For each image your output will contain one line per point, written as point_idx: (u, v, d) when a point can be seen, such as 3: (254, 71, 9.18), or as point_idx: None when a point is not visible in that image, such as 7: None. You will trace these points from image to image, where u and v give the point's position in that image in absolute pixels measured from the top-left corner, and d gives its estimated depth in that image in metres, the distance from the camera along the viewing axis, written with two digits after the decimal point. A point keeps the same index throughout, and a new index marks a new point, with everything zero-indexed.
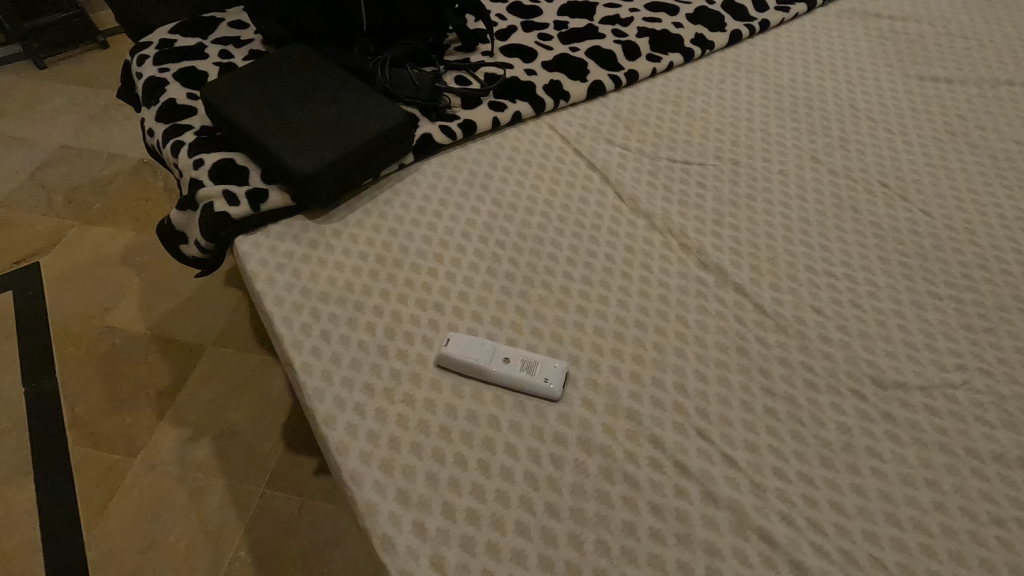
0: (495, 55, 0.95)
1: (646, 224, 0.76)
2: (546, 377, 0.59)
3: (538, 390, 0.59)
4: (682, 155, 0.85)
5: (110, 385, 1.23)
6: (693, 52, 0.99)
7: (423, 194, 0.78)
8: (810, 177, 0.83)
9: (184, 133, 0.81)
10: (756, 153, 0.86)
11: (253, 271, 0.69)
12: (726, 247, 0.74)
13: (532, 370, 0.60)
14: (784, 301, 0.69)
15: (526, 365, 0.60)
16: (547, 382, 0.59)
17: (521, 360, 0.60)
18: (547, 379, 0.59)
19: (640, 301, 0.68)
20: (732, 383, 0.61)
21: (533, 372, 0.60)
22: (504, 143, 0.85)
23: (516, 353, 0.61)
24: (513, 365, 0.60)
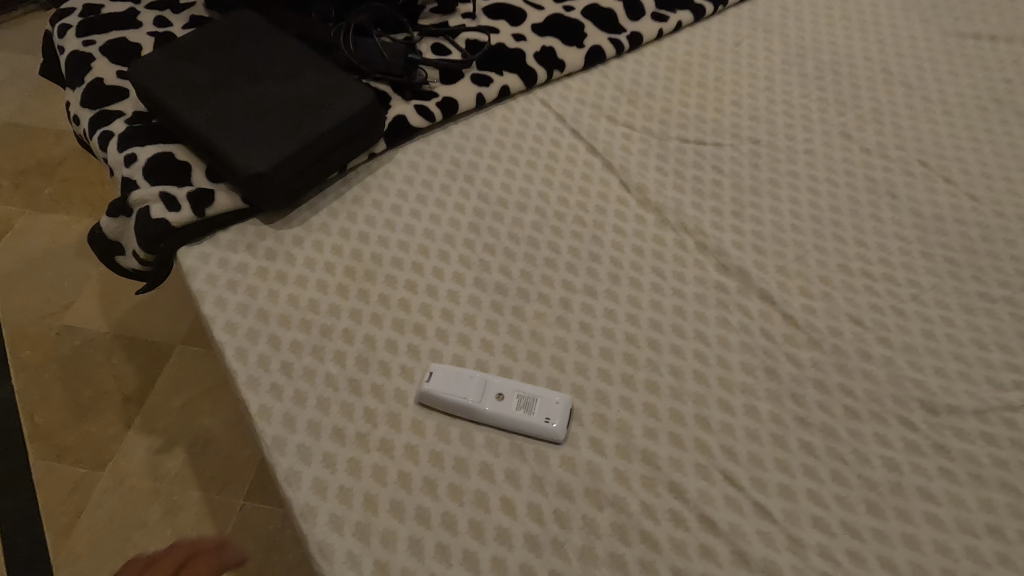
0: (478, 17, 0.82)
1: (657, 219, 0.66)
2: (548, 416, 0.51)
3: (539, 433, 0.51)
4: (694, 134, 0.74)
5: (72, 392, 1.12)
6: (704, 9, 0.87)
7: (398, 190, 0.67)
8: (841, 157, 0.73)
9: (113, 121, 0.69)
10: (778, 129, 0.76)
11: (200, 290, 0.59)
12: (748, 245, 0.64)
13: (531, 409, 0.51)
14: (817, 310, 0.60)
15: (523, 403, 0.52)
16: (549, 422, 0.51)
17: (517, 396, 0.52)
18: (549, 419, 0.51)
19: (653, 315, 0.59)
20: (761, 414, 0.53)
21: (531, 411, 0.51)
22: (490, 124, 0.73)
23: (511, 387, 0.52)
24: (508, 403, 0.52)
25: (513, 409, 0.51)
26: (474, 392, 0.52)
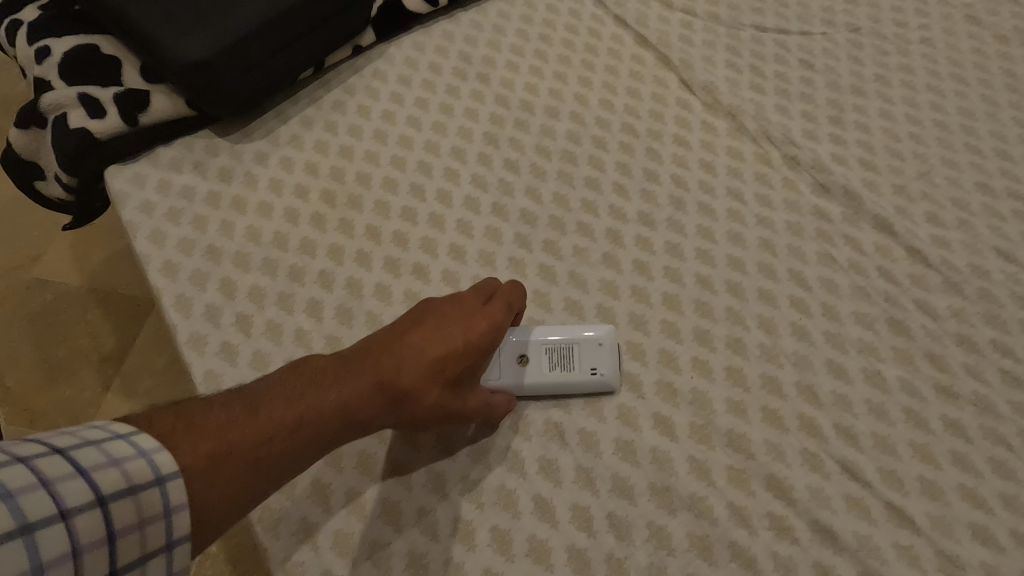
0: None
1: (730, 127, 0.50)
2: (595, 364, 0.38)
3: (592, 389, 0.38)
4: (775, 19, 0.57)
5: (22, 358, 0.81)
6: None
7: (391, 93, 0.52)
8: (969, 47, 0.56)
9: (23, 9, 0.53)
10: (883, 13, 0.58)
11: (134, 223, 0.45)
12: (854, 158, 0.48)
13: (570, 361, 0.38)
14: (954, 242, 0.45)
15: (555, 356, 0.38)
16: (597, 373, 0.38)
17: (545, 351, 0.38)
18: (597, 368, 0.38)
19: (731, 251, 0.44)
20: (888, 382, 0.39)
21: (571, 365, 0.38)
22: (509, 9, 0.57)
23: (536, 345, 0.38)
24: (539, 366, 0.38)
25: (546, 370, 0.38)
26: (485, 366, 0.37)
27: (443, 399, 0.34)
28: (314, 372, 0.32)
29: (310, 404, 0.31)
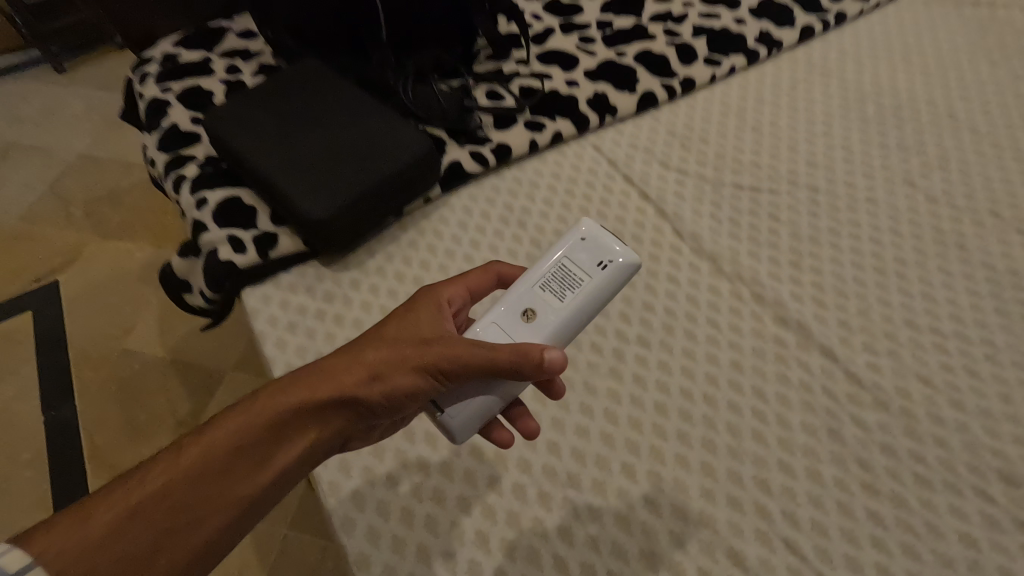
0: (532, 63, 0.84)
1: (712, 268, 0.65)
2: (593, 257, 0.47)
3: (609, 283, 0.47)
4: (749, 180, 0.73)
5: (116, 420, 1.08)
6: (758, 54, 0.87)
7: (453, 234, 0.69)
8: (904, 206, 0.71)
9: (186, 166, 0.73)
10: (837, 177, 0.74)
11: (262, 331, 0.61)
12: (808, 297, 0.63)
13: (571, 276, 0.47)
14: (883, 368, 0.58)
15: (564, 282, 0.47)
16: (602, 266, 0.47)
17: (553, 287, 0.47)
18: (599, 257, 0.47)
19: (708, 369, 0.58)
20: (825, 478, 0.51)
21: (573, 281, 0.46)
22: (543, 169, 0.75)
23: (538, 292, 0.46)
24: (553, 301, 0.46)
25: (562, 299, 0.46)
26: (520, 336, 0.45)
27: (379, 365, 0.42)
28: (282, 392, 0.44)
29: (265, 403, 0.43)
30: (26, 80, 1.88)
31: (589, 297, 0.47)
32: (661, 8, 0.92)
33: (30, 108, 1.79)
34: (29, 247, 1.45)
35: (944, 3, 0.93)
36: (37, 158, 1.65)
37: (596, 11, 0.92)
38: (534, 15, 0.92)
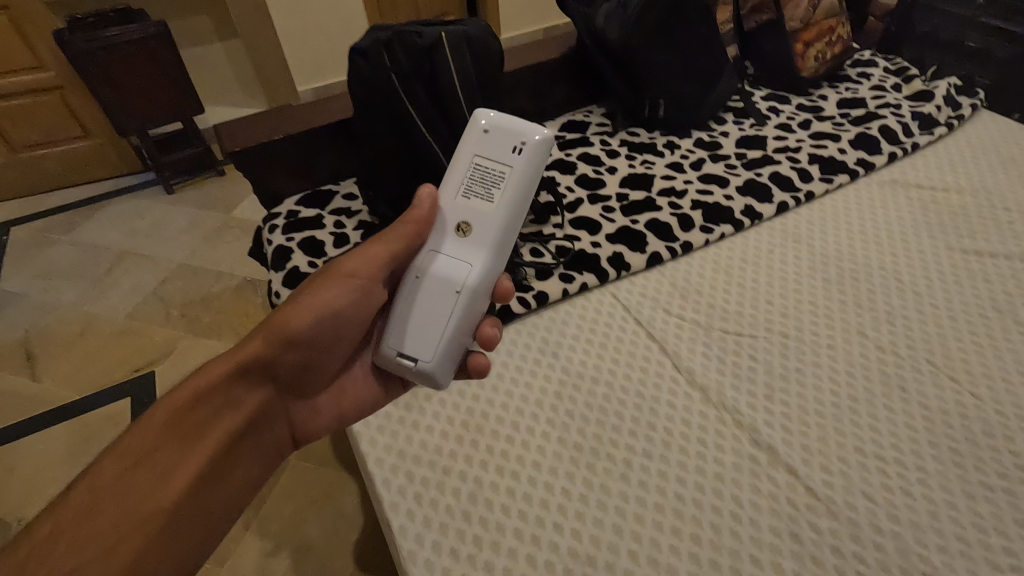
0: (565, 227, 1.10)
1: (702, 397, 0.84)
2: (508, 148, 0.64)
3: (528, 160, 0.64)
4: (734, 326, 0.94)
5: None
6: (743, 223, 1.11)
7: (502, 360, 0.89)
8: (858, 352, 0.90)
9: None
10: (804, 325, 0.94)
11: (358, 430, 0.81)
12: (778, 423, 0.81)
13: (489, 174, 0.65)
14: (835, 484, 0.74)
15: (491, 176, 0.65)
16: (515, 150, 0.64)
17: (483, 183, 0.65)
18: (514, 145, 0.64)
19: (697, 478, 0.75)
20: (785, 570, 0.67)
21: (492, 177, 0.65)
22: (572, 311, 0.97)
23: (465, 205, 0.65)
24: (474, 201, 0.65)
25: (492, 196, 0.65)
26: (463, 250, 0.64)
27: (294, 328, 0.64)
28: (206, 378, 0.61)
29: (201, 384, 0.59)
30: (139, 197, 2.22)
31: (512, 184, 0.65)
32: (667, 185, 1.19)
33: (140, 221, 2.12)
34: (129, 341, 1.69)
35: (893, 186, 1.18)
36: (142, 264, 1.94)
37: (616, 185, 1.19)
38: (568, 187, 1.19)
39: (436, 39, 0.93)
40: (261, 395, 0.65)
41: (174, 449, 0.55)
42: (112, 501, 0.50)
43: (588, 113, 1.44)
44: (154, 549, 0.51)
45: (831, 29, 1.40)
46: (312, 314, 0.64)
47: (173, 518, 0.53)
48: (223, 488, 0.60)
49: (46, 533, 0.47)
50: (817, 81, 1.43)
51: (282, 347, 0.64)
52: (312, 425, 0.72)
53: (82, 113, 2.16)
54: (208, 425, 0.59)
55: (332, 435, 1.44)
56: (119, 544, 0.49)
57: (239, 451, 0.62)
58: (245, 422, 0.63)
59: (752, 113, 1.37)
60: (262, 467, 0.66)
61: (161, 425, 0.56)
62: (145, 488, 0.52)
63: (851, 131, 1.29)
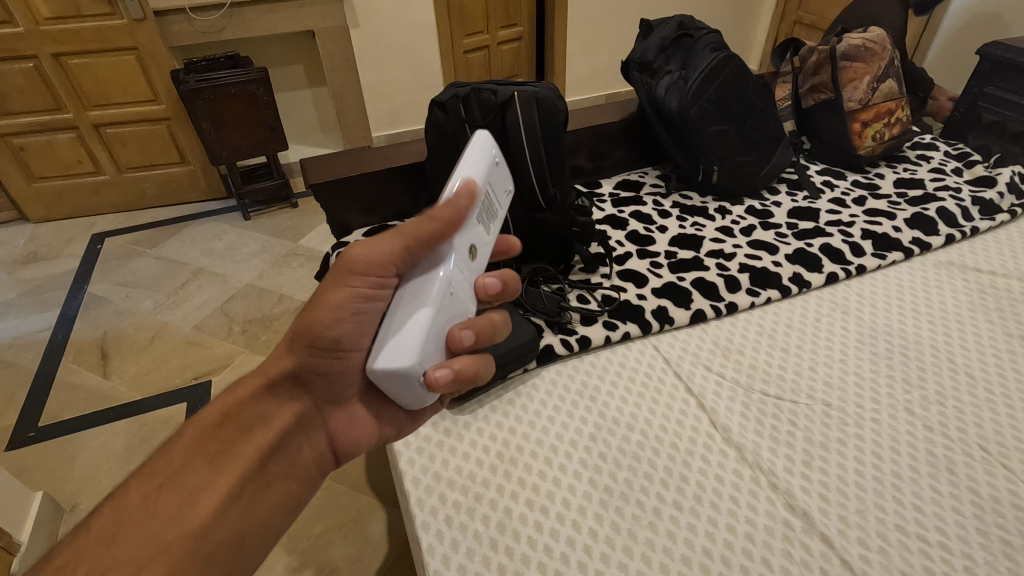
0: (613, 278, 1.14)
1: (737, 456, 0.84)
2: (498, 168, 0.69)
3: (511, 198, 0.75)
4: (775, 390, 0.94)
5: None
6: (790, 289, 1.12)
7: (541, 398, 0.92)
8: (904, 429, 0.88)
9: None
10: (848, 396, 0.93)
11: (397, 449, 0.84)
12: (815, 491, 0.79)
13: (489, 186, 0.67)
14: (872, 560, 0.72)
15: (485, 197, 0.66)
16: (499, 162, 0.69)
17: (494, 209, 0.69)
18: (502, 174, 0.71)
19: (727, 536, 0.74)
20: None
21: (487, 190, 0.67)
22: (613, 358, 0.99)
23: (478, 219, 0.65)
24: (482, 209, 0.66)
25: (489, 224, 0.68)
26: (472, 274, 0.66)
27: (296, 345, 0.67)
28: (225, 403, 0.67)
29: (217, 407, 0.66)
30: (220, 220, 2.42)
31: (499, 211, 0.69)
32: (716, 246, 1.22)
33: (217, 242, 2.30)
34: (193, 351, 1.81)
35: (949, 267, 1.17)
36: (213, 282, 2.09)
37: (665, 243, 1.23)
38: (619, 241, 1.24)
39: (509, 97, 1.01)
40: (292, 412, 0.69)
41: (201, 465, 0.61)
42: (143, 511, 0.56)
43: (643, 174, 1.50)
44: (189, 551, 0.55)
45: (890, 111, 1.42)
46: (336, 323, 0.64)
47: (207, 525, 0.58)
48: (260, 497, 0.63)
49: (84, 544, 0.53)
50: (874, 159, 1.45)
51: (314, 354, 0.66)
52: (351, 437, 0.73)
53: (180, 141, 2.38)
54: (235, 443, 0.64)
55: (368, 462, 1.47)
56: (152, 544, 0.54)
57: (272, 463, 0.66)
58: (276, 436, 0.67)
59: (806, 186, 1.39)
60: (300, 484, 0.69)
61: (188, 442, 0.63)
62: (178, 497, 0.58)
63: (907, 210, 1.29)
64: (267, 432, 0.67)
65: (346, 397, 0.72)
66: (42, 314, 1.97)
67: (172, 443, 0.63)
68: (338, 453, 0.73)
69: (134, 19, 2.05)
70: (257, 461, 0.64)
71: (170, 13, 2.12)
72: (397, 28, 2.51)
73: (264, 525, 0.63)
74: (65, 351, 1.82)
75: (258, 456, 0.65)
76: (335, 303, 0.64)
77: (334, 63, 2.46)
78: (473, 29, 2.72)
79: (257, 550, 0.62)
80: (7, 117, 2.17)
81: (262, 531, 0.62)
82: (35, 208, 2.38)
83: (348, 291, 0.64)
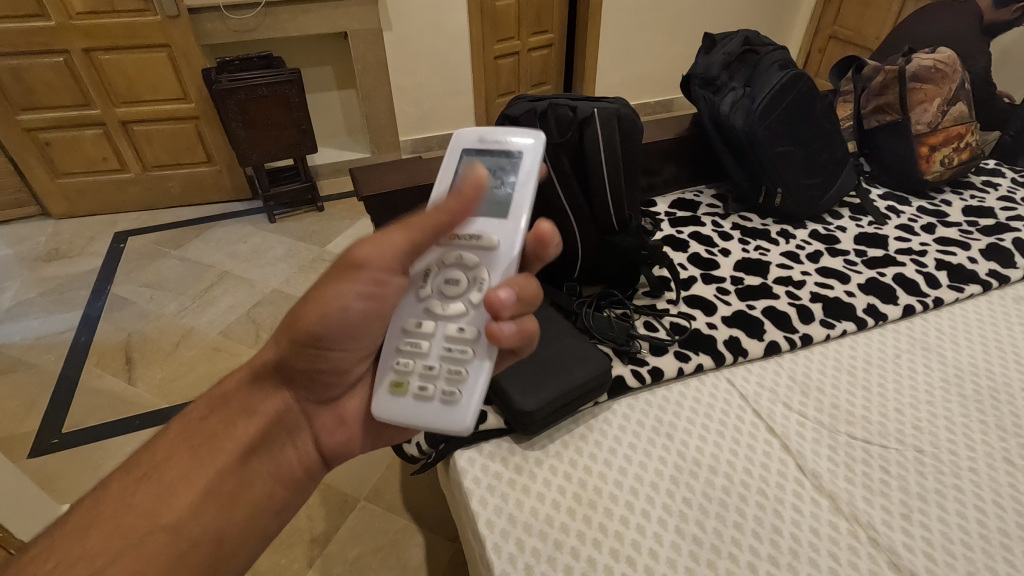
0: (680, 304, 1.09)
1: (831, 506, 0.78)
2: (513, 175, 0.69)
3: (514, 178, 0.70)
4: (861, 432, 0.89)
5: None
6: (866, 321, 1.06)
7: (615, 434, 0.87)
8: (1005, 480, 0.82)
9: None
10: (940, 442, 0.88)
11: (468, 488, 0.79)
12: (920, 549, 0.74)
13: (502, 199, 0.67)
14: None
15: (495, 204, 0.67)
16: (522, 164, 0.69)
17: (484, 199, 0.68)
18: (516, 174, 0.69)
19: None
20: None
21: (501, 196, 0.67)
22: (687, 392, 0.94)
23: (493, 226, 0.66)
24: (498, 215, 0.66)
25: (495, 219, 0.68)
26: None
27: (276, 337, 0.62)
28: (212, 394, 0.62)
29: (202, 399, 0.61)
30: (245, 222, 2.37)
31: None
32: (783, 273, 1.17)
33: (242, 245, 2.24)
34: (219, 358, 1.76)
35: None
36: (240, 286, 2.04)
37: (730, 268, 1.18)
38: (681, 264, 1.19)
39: (589, 114, 0.97)
40: (281, 412, 0.63)
41: (184, 456, 0.56)
42: (119, 504, 0.51)
43: (698, 193, 1.45)
44: (162, 550, 0.50)
45: (960, 135, 1.36)
46: (322, 320, 0.59)
47: (185, 521, 0.52)
48: (242, 495, 0.57)
49: (53, 539, 0.49)
50: (939, 185, 1.40)
51: (297, 351, 0.61)
52: (341, 438, 0.67)
53: (207, 140, 2.34)
54: (221, 435, 0.58)
55: (404, 482, 1.41)
56: (123, 539, 0.49)
57: (258, 459, 0.60)
58: (262, 429, 0.61)
59: (870, 211, 1.34)
60: (289, 486, 0.62)
61: (172, 433, 0.58)
62: (155, 489, 0.53)
63: (981, 240, 1.24)
64: (254, 426, 0.61)
65: (333, 397, 0.66)
66: (64, 314, 1.92)
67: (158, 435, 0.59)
68: (329, 457, 0.67)
69: (168, 16, 2.00)
70: (243, 456, 0.58)
71: (204, 10, 2.08)
72: (430, 32, 2.47)
73: (247, 524, 0.57)
74: (88, 354, 1.77)
75: (245, 450, 0.59)
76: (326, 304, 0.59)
77: (366, 65, 2.41)
78: (504, 34, 2.67)
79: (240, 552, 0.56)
80: (35, 112, 2.12)
81: (248, 530, 0.57)
82: (57, 205, 2.34)
83: (338, 294, 0.59)
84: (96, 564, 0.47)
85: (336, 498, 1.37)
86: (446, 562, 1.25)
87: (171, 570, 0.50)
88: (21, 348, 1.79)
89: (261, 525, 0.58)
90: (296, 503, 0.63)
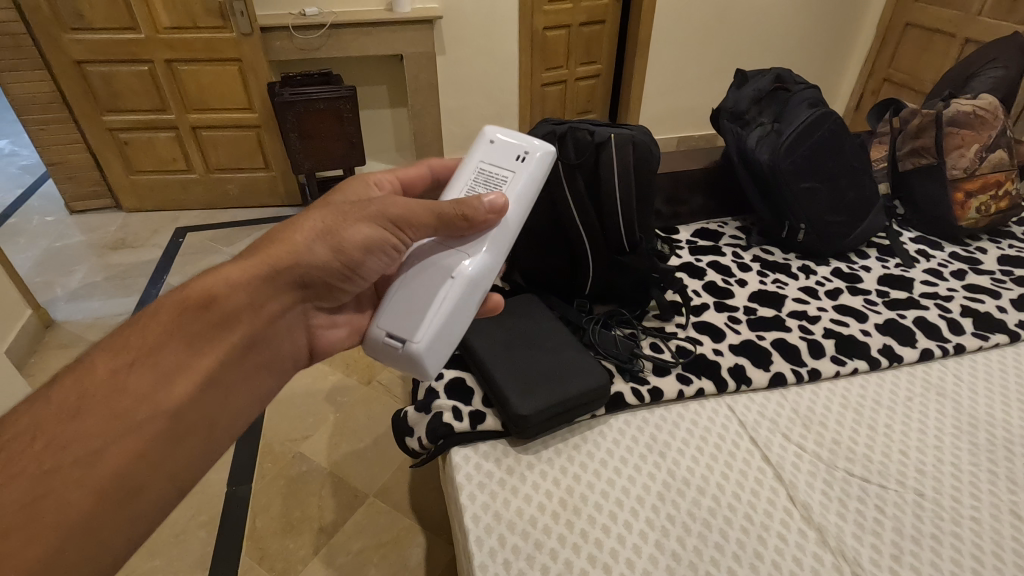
0: (689, 329, 1.11)
1: (818, 538, 0.78)
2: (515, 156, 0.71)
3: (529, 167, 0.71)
4: (860, 470, 0.88)
5: (275, 513, 1.38)
6: (880, 361, 1.05)
7: (608, 447, 0.89)
8: (1009, 533, 0.79)
9: None
10: (943, 487, 0.86)
11: (459, 483, 0.83)
12: None
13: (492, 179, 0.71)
14: None
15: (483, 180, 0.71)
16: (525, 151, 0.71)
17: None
18: (518, 154, 0.71)
19: None
20: None
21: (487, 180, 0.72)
22: (685, 414, 0.95)
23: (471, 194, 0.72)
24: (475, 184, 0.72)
25: None
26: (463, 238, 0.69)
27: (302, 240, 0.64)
28: (213, 280, 0.60)
29: (201, 283, 0.60)
30: None
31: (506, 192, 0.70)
32: (799, 307, 1.17)
33: None
34: None
35: None
36: None
37: (744, 298, 1.19)
38: (695, 291, 1.21)
39: (605, 139, 1.03)
40: (283, 306, 0.65)
41: (180, 344, 0.56)
42: (115, 385, 0.52)
43: (723, 224, 1.46)
44: (163, 432, 0.53)
45: (998, 183, 1.34)
46: (366, 252, 0.65)
47: (182, 407, 0.55)
48: (234, 385, 0.61)
49: (42, 413, 0.48)
50: (975, 232, 1.37)
51: (324, 266, 0.65)
52: (332, 338, 0.74)
53: (266, 148, 2.51)
54: (221, 327, 0.59)
55: (412, 483, 1.45)
56: (122, 421, 0.50)
57: (252, 351, 0.63)
58: (261, 325, 0.63)
59: (898, 253, 1.32)
60: (275, 373, 0.67)
61: (165, 315, 0.57)
62: (152, 375, 0.53)
63: (1013, 290, 1.20)
64: (254, 320, 0.62)
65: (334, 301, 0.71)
66: (123, 298, 2.08)
67: (148, 312, 0.57)
68: (313, 352, 0.73)
69: (242, 34, 2.19)
70: (236, 348, 0.61)
71: (275, 29, 2.25)
72: (479, 57, 2.58)
73: (233, 413, 0.61)
74: None
75: (240, 342, 0.61)
76: (363, 230, 0.64)
77: (418, 86, 2.54)
78: (552, 63, 2.76)
79: (229, 436, 0.61)
80: (119, 113, 2.34)
81: (232, 420, 0.61)
82: (129, 199, 2.55)
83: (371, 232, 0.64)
84: (94, 444, 0.49)
85: (346, 492, 1.43)
86: (444, 564, 1.28)
87: (167, 452, 0.53)
88: (83, 326, 1.95)
89: (248, 411, 0.63)
90: (278, 387, 0.68)
